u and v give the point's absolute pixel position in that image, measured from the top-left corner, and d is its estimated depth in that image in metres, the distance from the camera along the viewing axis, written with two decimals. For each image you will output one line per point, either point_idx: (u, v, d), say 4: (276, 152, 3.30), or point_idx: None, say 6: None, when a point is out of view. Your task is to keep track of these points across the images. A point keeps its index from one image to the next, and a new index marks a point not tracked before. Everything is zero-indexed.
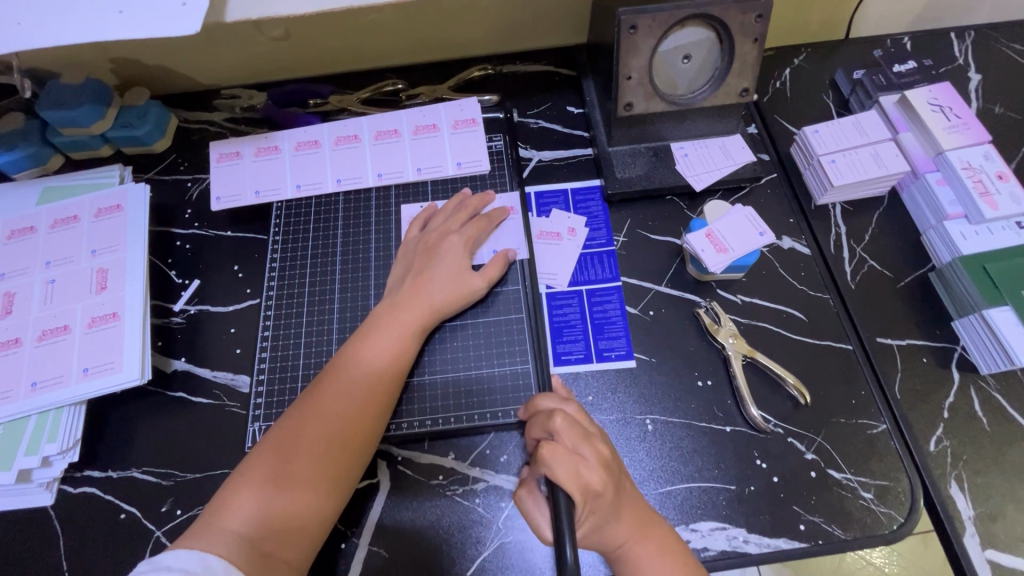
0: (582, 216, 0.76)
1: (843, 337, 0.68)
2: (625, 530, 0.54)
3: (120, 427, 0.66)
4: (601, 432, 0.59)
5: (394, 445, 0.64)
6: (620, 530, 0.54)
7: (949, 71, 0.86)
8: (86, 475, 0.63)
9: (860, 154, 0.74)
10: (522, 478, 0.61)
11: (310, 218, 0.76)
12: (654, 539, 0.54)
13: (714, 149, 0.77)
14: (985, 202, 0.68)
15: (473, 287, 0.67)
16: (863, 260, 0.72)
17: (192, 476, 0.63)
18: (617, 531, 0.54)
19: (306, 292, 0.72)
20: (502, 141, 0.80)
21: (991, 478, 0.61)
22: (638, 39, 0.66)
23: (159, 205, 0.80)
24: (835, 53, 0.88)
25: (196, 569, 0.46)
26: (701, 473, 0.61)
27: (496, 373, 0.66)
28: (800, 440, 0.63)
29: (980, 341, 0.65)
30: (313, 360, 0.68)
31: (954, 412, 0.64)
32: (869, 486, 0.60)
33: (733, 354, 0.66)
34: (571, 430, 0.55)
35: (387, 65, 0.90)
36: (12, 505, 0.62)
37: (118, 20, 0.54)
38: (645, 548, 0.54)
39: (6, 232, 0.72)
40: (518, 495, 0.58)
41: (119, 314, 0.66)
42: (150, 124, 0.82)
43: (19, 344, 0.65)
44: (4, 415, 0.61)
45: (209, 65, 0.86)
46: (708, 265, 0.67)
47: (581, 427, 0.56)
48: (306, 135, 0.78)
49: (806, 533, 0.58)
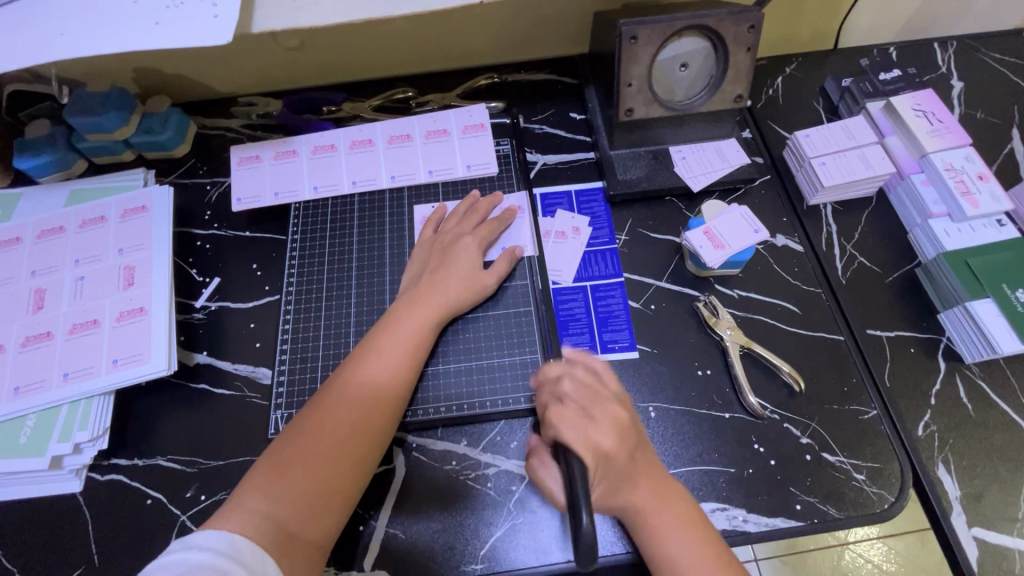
0: (586, 216, 0.79)
1: (835, 329, 0.71)
2: (643, 494, 0.57)
3: (145, 417, 0.69)
4: (619, 390, 0.61)
5: (409, 433, 0.67)
6: (638, 498, 0.57)
7: (933, 78, 0.90)
8: (113, 462, 0.66)
9: (848, 156, 0.78)
10: (533, 447, 0.63)
11: (326, 218, 0.79)
12: (671, 503, 0.57)
13: (711, 152, 0.81)
14: (967, 202, 0.73)
15: (485, 284, 0.70)
16: (853, 256, 0.76)
17: (215, 463, 0.66)
18: (634, 493, 0.57)
19: (323, 288, 0.75)
20: (509, 145, 0.84)
21: (976, 460, 0.64)
22: (637, 48, 0.70)
23: (180, 207, 0.84)
24: (824, 62, 0.92)
25: (226, 549, 0.49)
26: (702, 457, 0.64)
27: (506, 364, 0.69)
28: (795, 425, 0.66)
29: (964, 332, 0.69)
30: (331, 353, 0.71)
31: (941, 399, 0.67)
32: (861, 468, 0.63)
33: (731, 345, 0.69)
34: (581, 393, 0.59)
35: (398, 74, 0.95)
36: (42, 491, 0.64)
37: (154, 30, 0.58)
38: (663, 518, 0.56)
39: (35, 231, 0.75)
40: (529, 464, 0.62)
41: (146, 309, 0.69)
42: (172, 130, 0.85)
43: (50, 337, 0.68)
44: (37, 405, 0.64)
45: (228, 74, 0.90)
46: (706, 260, 0.70)
47: (592, 390, 0.60)
48: (323, 140, 0.82)
49: (802, 513, 0.62)
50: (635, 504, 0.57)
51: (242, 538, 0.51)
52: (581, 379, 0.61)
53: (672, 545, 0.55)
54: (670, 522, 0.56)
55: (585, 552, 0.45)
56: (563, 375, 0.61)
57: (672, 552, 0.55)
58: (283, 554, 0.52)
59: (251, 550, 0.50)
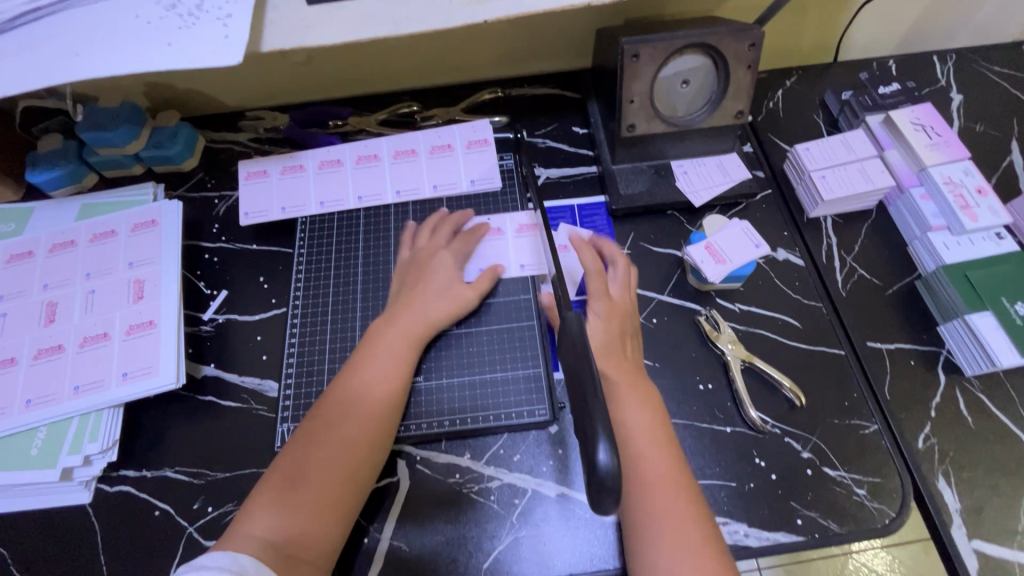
0: (589, 230, 0.80)
1: (835, 342, 0.72)
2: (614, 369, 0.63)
3: (154, 429, 0.70)
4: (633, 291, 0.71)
5: (413, 445, 0.68)
6: (616, 376, 0.62)
7: (933, 92, 0.91)
8: (122, 474, 0.67)
9: (849, 170, 0.79)
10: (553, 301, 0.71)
11: (332, 233, 0.81)
12: (641, 393, 0.62)
13: (712, 166, 0.82)
14: (966, 215, 0.73)
15: (466, 299, 0.71)
16: (854, 270, 0.77)
17: (222, 475, 0.67)
18: (609, 366, 0.63)
19: (329, 301, 0.76)
20: (512, 159, 0.85)
21: (977, 474, 0.64)
22: (639, 66, 0.71)
23: (188, 220, 0.85)
24: (824, 75, 0.93)
25: (231, 568, 0.49)
26: (704, 471, 0.65)
27: (499, 378, 0.70)
28: (796, 439, 0.66)
29: (964, 345, 0.69)
30: (336, 366, 0.72)
31: (942, 412, 0.67)
32: (862, 482, 0.64)
33: (732, 359, 0.70)
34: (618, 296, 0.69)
35: (402, 88, 0.96)
36: (53, 503, 0.65)
37: (166, 52, 0.59)
38: (633, 395, 0.62)
39: (47, 245, 0.77)
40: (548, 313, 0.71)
41: (155, 322, 0.70)
42: (181, 144, 0.87)
43: (62, 351, 0.69)
44: (48, 417, 0.65)
45: (236, 89, 0.92)
46: (708, 274, 0.71)
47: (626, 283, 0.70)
48: (328, 155, 0.83)
49: (803, 527, 0.62)
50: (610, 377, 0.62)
51: (245, 556, 0.51)
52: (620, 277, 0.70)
53: (635, 423, 0.60)
54: (636, 403, 0.61)
55: (603, 490, 0.37)
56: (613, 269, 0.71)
57: (635, 429, 0.60)
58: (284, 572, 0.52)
59: (254, 563, 0.51)
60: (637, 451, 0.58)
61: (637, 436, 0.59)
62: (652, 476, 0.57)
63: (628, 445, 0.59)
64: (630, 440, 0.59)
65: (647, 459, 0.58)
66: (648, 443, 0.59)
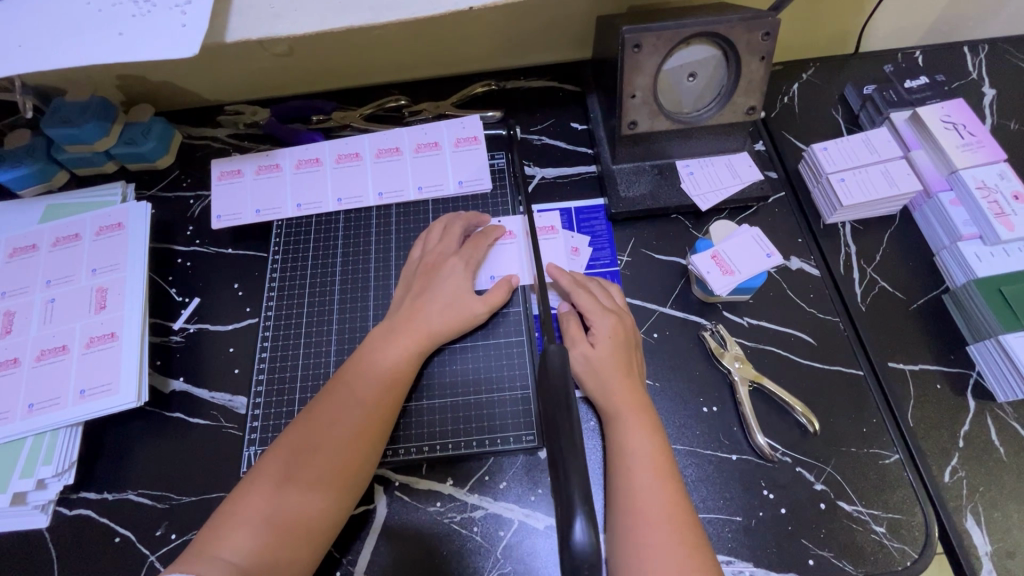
0: (586, 236, 0.75)
1: (853, 362, 0.66)
2: (622, 391, 0.59)
3: (117, 448, 0.65)
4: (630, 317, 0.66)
5: (392, 471, 0.63)
6: (618, 395, 0.59)
7: (962, 86, 0.84)
8: (82, 496, 0.63)
9: (870, 172, 0.72)
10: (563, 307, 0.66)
11: (311, 237, 0.75)
12: (646, 419, 0.58)
13: (720, 167, 0.76)
14: (1001, 224, 0.66)
15: (474, 311, 0.65)
16: (874, 281, 0.70)
17: (187, 499, 0.62)
18: (615, 385, 0.59)
19: (305, 311, 0.71)
20: (504, 159, 0.79)
21: (1009, 511, 0.58)
22: (642, 57, 0.64)
23: (160, 221, 0.80)
24: (844, 68, 0.86)
25: None
26: (706, 504, 0.59)
27: (497, 397, 0.65)
28: (808, 469, 0.61)
29: (996, 368, 0.63)
30: (310, 382, 0.67)
31: (970, 442, 0.61)
32: (881, 519, 0.58)
33: (739, 380, 0.64)
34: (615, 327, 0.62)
35: (390, 81, 0.90)
36: (6, 527, 0.61)
37: (118, 42, 0.54)
38: (636, 420, 0.57)
39: (8, 250, 0.73)
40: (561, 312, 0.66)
41: (117, 334, 0.67)
42: (153, 141, 0.81)
43: (17, 364, 0.66)
44: (0, 437, 0.62)
45: (214, 82, 0.86)
46: (714, 287, 0.65)
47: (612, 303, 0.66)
48: (307, 153, 0.78)
49: (815, 569, 0.56)
50: (613, 400, 0.59)
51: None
52: (610, 301, 0.65)
53: (636, 449, 0.55)
54: (641, 428, 0.57)
55: (580, 570, 0.35)
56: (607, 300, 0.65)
57: (637, 456, 0.55)
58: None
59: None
60: (637, 482, 0.53)
61: (637, 465, 0.54)
62: (649, 511, 0.51)
63: (627, 475, 0.54)
64: (631, 469, 0.54)
65: (645, 493, 0.53)
66: (650, 473, 0.54)
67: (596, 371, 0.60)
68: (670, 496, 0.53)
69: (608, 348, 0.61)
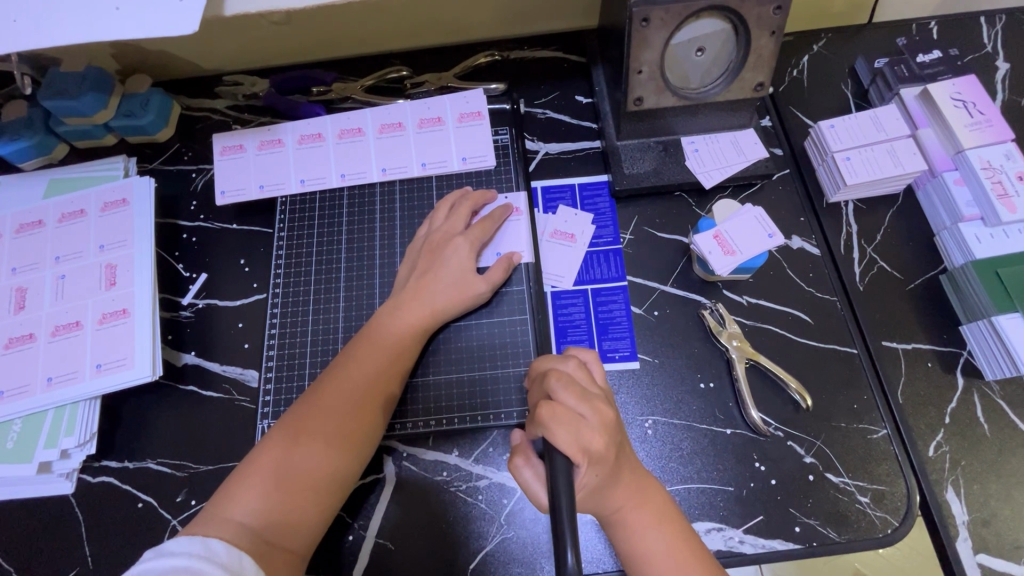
0: (589, 214, 0.75)
1: (848, 341, 0.67)
2: (623, 496, 0.54)
3: (135, 419, 0.68)
4: (604, 391, 0.56)
5: (399, 441, 0.66)
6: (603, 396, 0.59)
7: (975, 60, 0.82)
8: (103, 465, 0.66)
9: (876, 151, 0.72)
10: (515, 442, 0.58)
11: (315, 212, 0.76)
12: (653, 510, 0.54)
13: (725, 144, 0.75)
14: (1003, 205, 0.67)
15: (477, 290, 0.67)
16: (873, 261, 0.71)
17: (205, 468, 0.65)
18: (616, 497, 0.54)
19: (311, 288, 0.72)
20: (508, 134, 0.79)
21: (988, 483, 0.61)
22: (650, 32, 0.63)
23: (164, 196, 0.80)
24: (855, 39, 0.84)
25: (200, 553, 0.46)
26: (700, 475, 0.62)
27: (500, 373, 0.67)
28: (799, 443, 0.63)
29: (986, 347, 0.64)
30: (319, 357, 0.69)
31: (956, 419, 0.64)
32: (865, 490, 0.61)
33: (736, 358, 0.66)
34: (570, 393, 0.53)
35: (390, 50, 0.88)
36: (35, 493, 0.64)
37: (116, 17, 0.52)
38: (643, 517, 0.54)
39: (15, 226, 0.73)
40: (514, 462, 0.56)
41: (128, 311, 0.68)
42: (153, 113, 0.80)
43: (33, 340, 0.67)
44: (23, 409, 0.64)
45: (210, 51, 0.84)
46: (715, 267, 0.66)
47: (580, 388, 0.54)
48: (310, 128, 0.77)
49: (801, 535, 0.60)
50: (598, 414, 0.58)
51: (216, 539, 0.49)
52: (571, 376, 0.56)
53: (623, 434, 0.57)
54: (649, 524, 0.54)
55: None
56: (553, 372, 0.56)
57: (650, 558, 0.52)
58: (261, 563, 0.50)
59: (226, 548, 0.48)
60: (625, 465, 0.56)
61: (657, 563, 0.52)
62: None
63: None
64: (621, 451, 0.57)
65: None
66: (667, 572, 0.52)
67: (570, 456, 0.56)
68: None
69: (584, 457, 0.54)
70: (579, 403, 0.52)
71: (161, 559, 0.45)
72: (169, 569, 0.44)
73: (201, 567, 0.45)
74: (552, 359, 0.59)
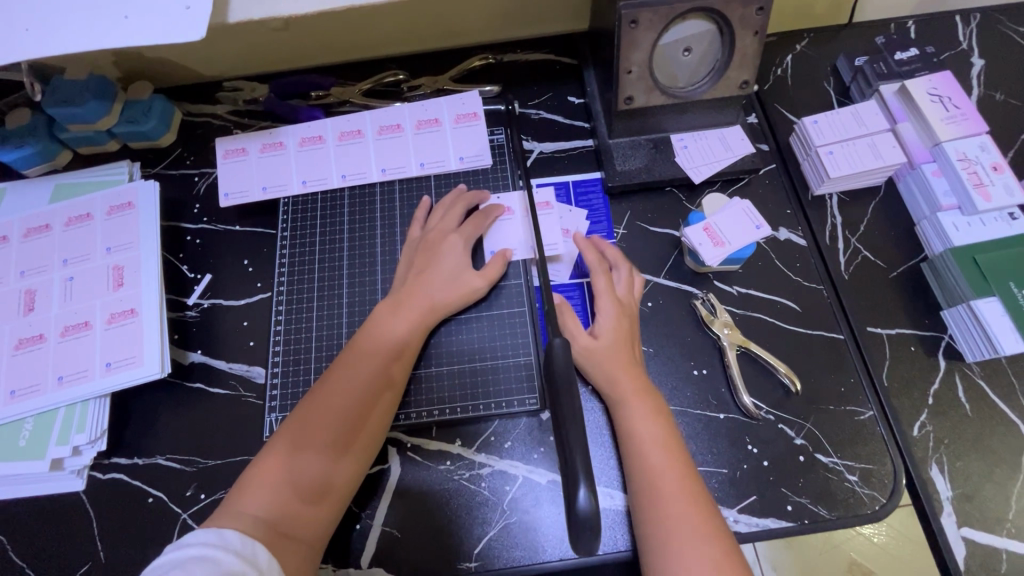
0: (583, 210, 0.77)
1: (835, 327, 0.70)
2: (628, 388, 0.63)
3: (144, 417, 0.69)
4: (631, 283, 0.71)
5: (403, 432, 0.67)
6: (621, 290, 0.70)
7: (951, 57, 0.85)
8: (113, 462, 0.67)
9: (857, 145, 0.75)
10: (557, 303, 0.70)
11: (317, 213, 0.78)
12: (661, 415, 0.62)
13: (714, 140, 0.78)
14: (978, 194, 0.70)
15: (474, 286, 0.69)
16: (857, 251, 0.74)
17: (213, 462, 0.67)
18: (624, 386, 0.63)
19: (315, 286, 0.74)
20: (503, 134, 0.81)
21: (970, 460, 0.64)
22: (638, 33, 0.65)
23: (168, 199, 0.82)
24: (836, 39, 0.87)
25: (216, 542, 0.48)
26: (695, 458, 0.65)
27: (501, 364, 0.69)
28: (790, 426, 0.66)
29: (966, 330, 0.67)
30: (324, 353, 0.70)
31: (938, 399, 0.66)
32: (854, 469, 0.64)
33: (728, 345, 0.68)
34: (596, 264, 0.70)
35: (387, 55, 0.90)
36: (46, 491, 0.66)
37: (125, 25, 0.54)
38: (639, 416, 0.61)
39: (22, 230, 0.75)
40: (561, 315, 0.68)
41: (136, 310, 0.70)
42: (155, 119, 0.82)
43: (43, 340, 0.69)
44: (34, 408, 0.66)
45: (211, 58, 0.86)
46: (705, 258, 0.69)
47: (603, 265, 0.70)
48: (310, 131, 0.79)
49: (793, 514, 0.62)
50: (617, 387, 0.63)
51: (229, 530, 0.50)
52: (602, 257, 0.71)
53: (637, 385, 0.63)
54: (647, 410, 0.61)
55: (583, 529, 0.41)
56: (591, 249, 0.71)
57: (653, 470, 0.58)
58: (276, 554, 0.51)
59: (240, 538, 0.50)
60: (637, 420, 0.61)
61: (647, 443, 0.59)
62: (665, 486, 0.56)
63: (653, 496, 0.56)
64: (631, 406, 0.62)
65: (658, 470, 0.57)
66: (676, 502, 0.55)
67: (593, 358, 0.65)
68: (683, 468, 0.58)
69: (611, 337, 0.66)
70: (597, 278, 0.69)
71: (177, 551, 0.46)
72: (186, 558, 0.46)
73: (218, 555, 0.47)
74: (594, 244, 0.72)
